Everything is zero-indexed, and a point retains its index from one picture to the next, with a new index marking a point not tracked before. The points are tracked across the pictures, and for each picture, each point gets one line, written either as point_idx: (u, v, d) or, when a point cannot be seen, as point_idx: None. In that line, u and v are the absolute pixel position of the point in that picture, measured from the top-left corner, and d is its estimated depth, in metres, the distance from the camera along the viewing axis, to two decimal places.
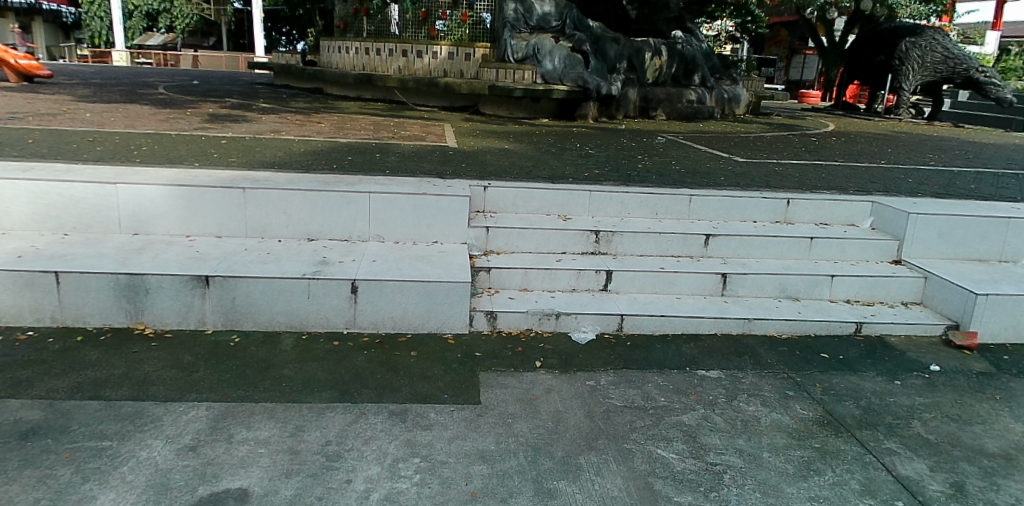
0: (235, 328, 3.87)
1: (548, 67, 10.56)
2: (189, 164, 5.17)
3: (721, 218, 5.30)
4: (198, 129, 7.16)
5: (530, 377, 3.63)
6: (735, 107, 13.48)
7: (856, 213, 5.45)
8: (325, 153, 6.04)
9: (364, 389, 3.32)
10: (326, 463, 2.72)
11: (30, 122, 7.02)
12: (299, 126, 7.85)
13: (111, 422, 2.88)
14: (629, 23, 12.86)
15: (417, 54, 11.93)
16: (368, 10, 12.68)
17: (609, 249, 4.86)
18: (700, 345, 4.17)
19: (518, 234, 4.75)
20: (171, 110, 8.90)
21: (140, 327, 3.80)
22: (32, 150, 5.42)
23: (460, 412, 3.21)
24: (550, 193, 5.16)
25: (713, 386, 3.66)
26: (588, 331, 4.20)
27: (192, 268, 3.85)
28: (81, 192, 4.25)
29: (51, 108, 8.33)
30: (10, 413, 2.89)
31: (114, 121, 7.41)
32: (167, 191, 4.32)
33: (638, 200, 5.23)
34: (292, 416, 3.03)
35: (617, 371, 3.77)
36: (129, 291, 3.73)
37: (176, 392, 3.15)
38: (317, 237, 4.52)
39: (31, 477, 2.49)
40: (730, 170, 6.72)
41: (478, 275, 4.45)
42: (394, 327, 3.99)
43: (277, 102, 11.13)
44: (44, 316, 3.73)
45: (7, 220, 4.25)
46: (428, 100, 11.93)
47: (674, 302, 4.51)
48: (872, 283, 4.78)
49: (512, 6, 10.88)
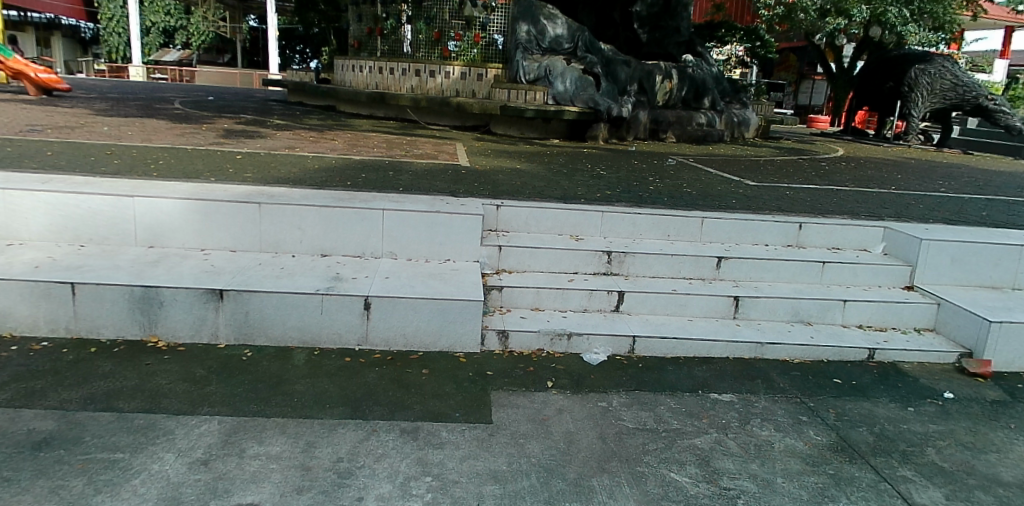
0: (248, 343, 3.87)
1: (559, 88, 10.70)
2: (204, 178, 5.20)
3: (733, 242, 5.30)
4: (213, 144, 7.19)
5: (541, 396, 3.61)
6: (745, 131, 13.50)
7: (867, 239, 5.44)
8: (340, 170, 6.06)
9: (375, 407, 3.31)
10: (338, 480, 2.70)
11: (49, 134, 7.09)
12: (314, 143, 7.90)
13: (124, 435, 2.87)
14: (640, 46, 13.09)
15: (430, 74, 12.02)
16: (382, 31, 13.00)
17: (620, 270, 4.86)
18: (712, 369, 4.15)
19: (531, 253, 4.76)
20: (188, 125, 9.04)
21: (152, 340, 3.80)
22: (52, 162, 5.46)
23: (471, 431, 3.19)
24: (563, 213, 5.17)
25: (727, 410, 3.64)
26: (600, 353, 4.18)
27: (206, 281, 3.86)
28: (98, 205, 4.28)
29: (69, 121, 8.45)
30: (24, 423, 2.89)
31: (131, 135, 7.46)
32: (184, 205, 4.33)
33: (650, 222, 5.23)
34: (304, 432, 3.02)
35: (630, 392, 3.76)
36: (142, 304, 3.74)
37: (189, 406, 3.15)
38: (330, 253, 4.54)
39: (43, 487, 2.48)
40: (742, 193, 6.72)
41: (490, 294, 4.46)
42: (405, 345, 3.99)
43: (290, 118, 11.26)
44: (59, 326, 3.74)
45: (25, 230, 4.29)
46: (439, 119, 11.90)
47: (685, 324, 4.50)
48: (885, 308, 4.76)
49: (523, 28, 11.18)
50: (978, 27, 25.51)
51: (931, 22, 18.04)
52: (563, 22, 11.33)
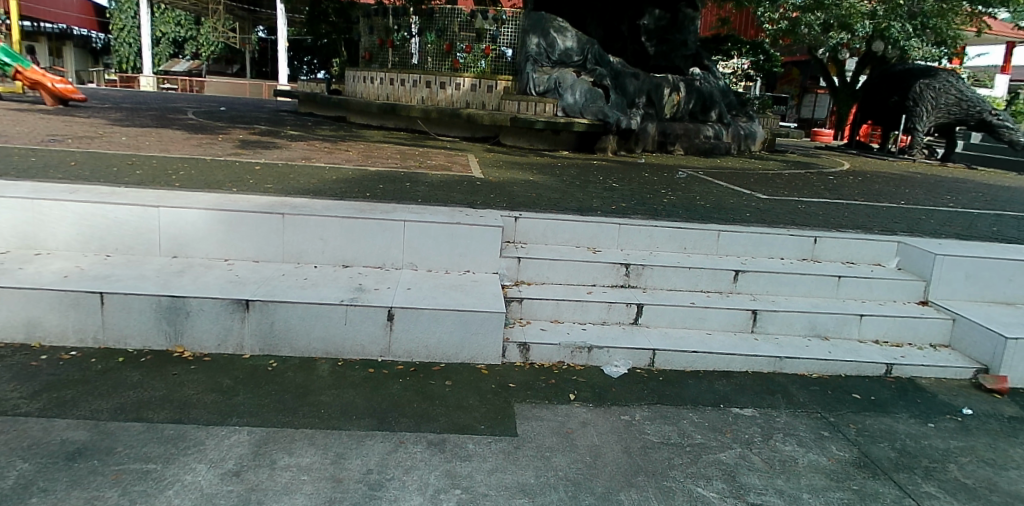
0: (272, 354, 3.88)
1: (569, 100, 10.74)
2: (226, 189, 5.23)
3: (749, 255, 5.32)
4: (230, 155, 7.24)
5: (565, 409, 3.62)
6: (751, 144, 13.53)
7: (881, 253, 5.46)
8: (358, 181, 6.10)
9: (401, 419, 3.31)
10: (369, 492, 2.71)
11: (69, 144, 7.14)
12: (329, 153, 7.95)
13: (155, 445, 2.87)
14: (648, 58, 13.20)
15: (440, 85, 12.09)
16: (394, 43, 13.07)
17: (638, 283, 4.88)
18: (732, 383, 4.15)
19: (549, 265, 4.78)
20: (203, 135, 9.10)
21: (178, 350, 3.81)
22: (75, 173, 5.49)
23: (498, 444, 3.19)
24: (580, 225, 5.19)
25: (749, 425, 3.64)
26: (620, 366, 4.19)
27: (233, 291, 3.88)
28: (124, 214, 4.30)
29: (86, 131, 8.51)
30: (56, 433, 2.90)
31: (149, 146, 7.50)
32: (209, 215, 4.36)
33: (666, 235, 5.25)
34: (333, 444, 3.02)
35: (652, 406, 3.76)
36: (169, 313, 3.76)
37: (218, 416, 3.15)
38: (351, 264, 4.56)
39: (79, 498, 2.49)
40: (754, 206, 6.74)
41: (510, 305, 4.47)
42: (428, 356, 4.00)
43: (303, 129, 11.33)
44: (86, 336, 3.76)
45: (51, 240, 4.31)
46: (449, 131, 12.01)
47: (704, 338, 4.50)
48: (899, 323, 4.77)
49: (534, 40, 11.30)
50: (981, 43, 25.66)
51: (934, 37, 18.14)
52: (573, 35, 11.40)
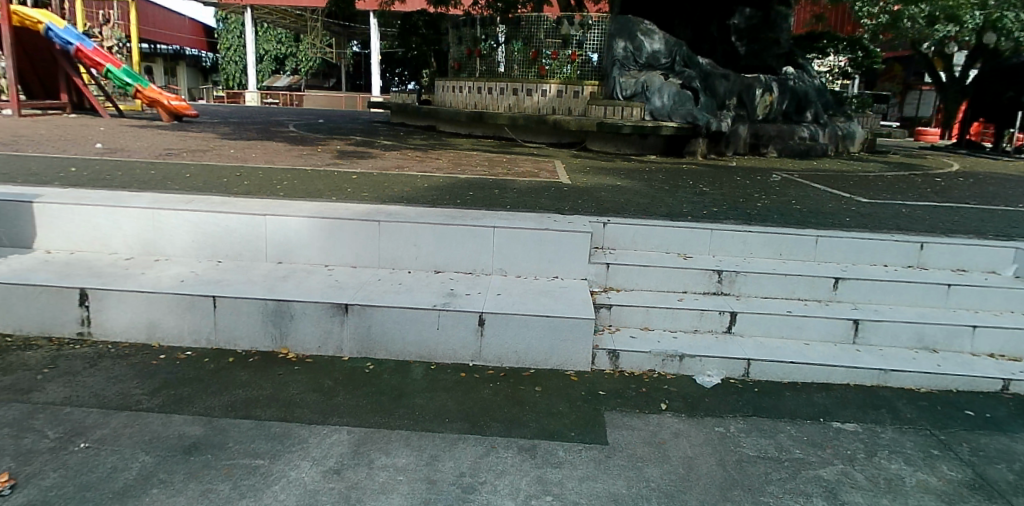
0: (370, 356, 4.03)
1: (657, 104, 10.59)
2: (326, 198, 5.49)
3: (850, 262, 5.04)
4: (329, 165, 7.58)
5: (656, 419, 3.55)
6: (850, 145, 12.81)
7: (997, 260, 5.03)
8: (449, 188, 6.24)
9: (492, 423, 3.35)
10: (461, 494, 2.76)
11: (186, 157, 7.70)
12: (420, 162, 8.18)
13: (262, 442, 3.05)
14: (738, 59, 12.75)
15: (526, 92, 12.27)
16: (481, 52, 13.25)
17: (731, 290, 4.72)
18: (832, 396, 3.94)
19: (639, 271, 4.71)
20: (303, 147, 9.58)
21: (283, 351, 4.03)
22: (192, 184, 5.92)
23: (588, 452, 3.17)
24: (670, 231, 5.09)
25: (851, 440, 3.44)
26: (713, 376, 4.06)
27: (333, 296, 4.06)
28: (234, 223, 4.59)
29: (200, 145, 9.14)
30: (175, 428, 3.12)
31: (256, 158, 7.97)
32: (311, 223, 4.58)
33: (761, 240, 5.05)
34: (427, 445, 3.10)
35: (746, 418, 3.62)
36: (275, 316, 3.97)
37: (320, 416, 3.30)
38: (443, 270, 4.67)
39: (195, 490, 2.67)
40: (854, 210, 6.40)
41: (599, 312, 4.44)
42: (518, 362, 4.03)
43: (396, 139, 11.72)
44: (200, 337, 4.03)
45: (170, 247, 4.67)
46: (535, 137, 12.10)
47: (802, 348, 4.30)
48: (1020, 336, 4.37)
49: (621, 44, 11.24)
50: None
51: None
52: (661, 37, 11.29)
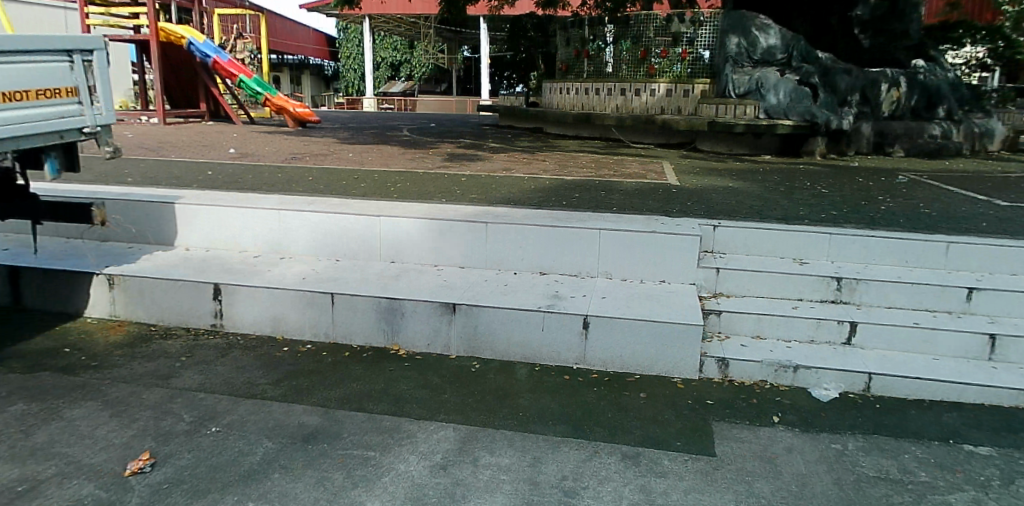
0: (475, 355, 4.12)
1: (772, 101, 10.12)
2: (436, 199, 5.67)
3: (990, 271, 4.58)
4: (440, 167, 7.83)
5: (768, 432, 3.38)
6: (989, 143, 11.54)
7: None
8: (554, 190, 6.26)
9: (594, 428, 3.32)
10: (563, 497, 2.75)
11: (309, 161, 8.22)
12: (527, 164, 8.27)
13: (373, 434, 3.19)
14: (862, 53, 12.05)
15: (634, 93, 12.12)
16: (589, 52, 13.20)
17: (852, 299, 4.41)
18: (966, 416, 3.59)
19: (751, 277, 4.52)
20: (416, 150, 9.96)
21: (394, 348, 4.20)
22: (315, 186, 6.31)
23: (694, 463, 3.08)
24: (786, 235, 4.83)
25: (984, 465, 3.11)
26: (831, 390, 3.82)
27: (441, 295, 4.18)
28: (350, 223, 4.85)
29: (322, 150, 9.73)
30: (295, 417, 3.33)
31: (372, 161, 8.37)
32: (422, 225, 4.75)
33: (887, 246, 4.69)
34: (530, 447, 3.13)
35: (867, 436, 3.37)
36: (388, 313, 4.15)
37: (427, 412, 3.41)
38: (548, 272, 4.69)
39: (313, 476, 2.83)
40: (996, 214, 5.80)
41: (708, 318, 4.30)
42: (621, 367, 3.97)
43: (504, 141, 11.93)
44: (319, 331, 4.28)
45: (294, 245, 4.99)
46: (642, 137, 11.88)
47: (931, 363, 3.95)
48: None
49: (733, 40, 10.79)
50: None
51: None
52: (777, 31, 10.69)
